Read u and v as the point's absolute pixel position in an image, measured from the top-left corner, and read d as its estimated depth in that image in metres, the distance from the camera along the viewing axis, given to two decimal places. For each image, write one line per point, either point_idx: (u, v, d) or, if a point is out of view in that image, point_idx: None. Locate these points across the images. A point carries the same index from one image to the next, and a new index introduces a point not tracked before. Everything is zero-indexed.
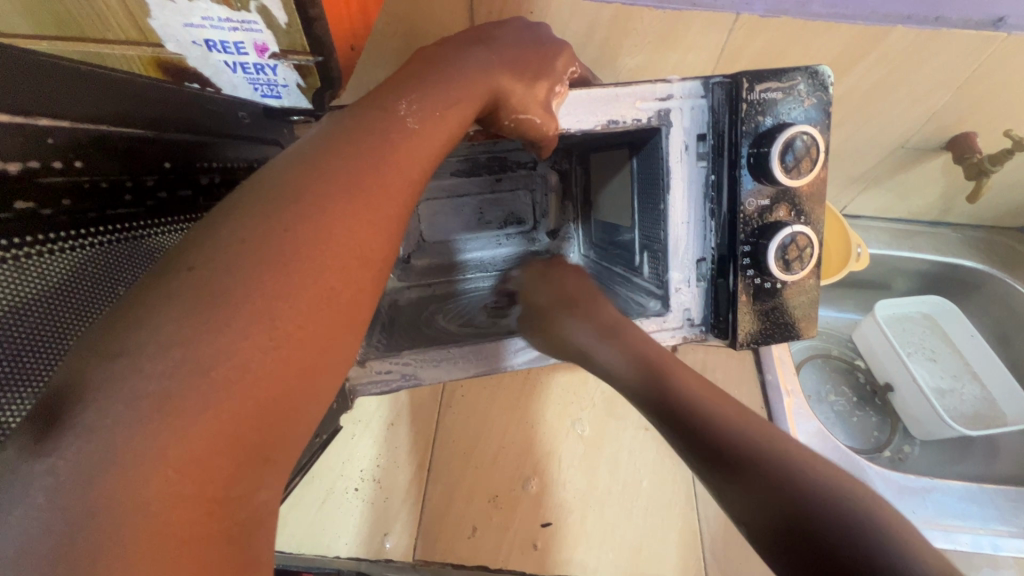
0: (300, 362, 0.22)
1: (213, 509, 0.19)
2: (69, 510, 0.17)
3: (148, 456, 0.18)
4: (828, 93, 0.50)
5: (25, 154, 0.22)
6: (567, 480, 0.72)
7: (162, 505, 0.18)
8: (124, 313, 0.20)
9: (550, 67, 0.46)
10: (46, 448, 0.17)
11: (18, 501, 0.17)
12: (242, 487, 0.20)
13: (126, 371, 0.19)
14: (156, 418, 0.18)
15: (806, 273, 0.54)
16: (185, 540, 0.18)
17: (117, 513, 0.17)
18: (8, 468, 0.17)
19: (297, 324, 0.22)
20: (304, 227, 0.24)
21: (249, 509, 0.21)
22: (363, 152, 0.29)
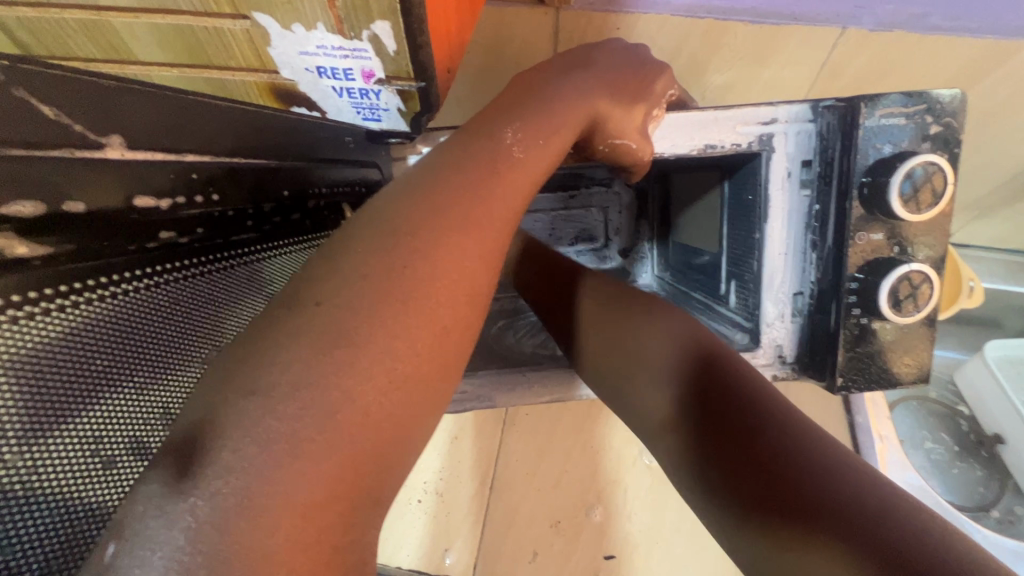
0: (411, 405, 0.22)
1: (330, 556, 0.19)
2: (203, 552, 0.17)
3: (278, 500, 0.18)
4: (958, 119, 0.45)
5: (173, 190, 0.24)
6: (632, 512, 0.69)
7: (288, 550, 0.18)
8: (254, 349, 0.20)
9: (649, 90, 0.44)
10: (187, 485, 0.18)
11: (158, 540, 0.17)
12: (353, 535, 0.20)
13: (260, 411, 0.19)
14: (287, 460, 0.18)
15: (922, 316, 0.49)
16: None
17: (247, 557, 0.17)
18: (148, 503, 0.18)
19: (413, 368, 0.22)
20: (419, 266, 0.23)
21: (360, 558, 0.20)
22: (473, 182, 0.28)
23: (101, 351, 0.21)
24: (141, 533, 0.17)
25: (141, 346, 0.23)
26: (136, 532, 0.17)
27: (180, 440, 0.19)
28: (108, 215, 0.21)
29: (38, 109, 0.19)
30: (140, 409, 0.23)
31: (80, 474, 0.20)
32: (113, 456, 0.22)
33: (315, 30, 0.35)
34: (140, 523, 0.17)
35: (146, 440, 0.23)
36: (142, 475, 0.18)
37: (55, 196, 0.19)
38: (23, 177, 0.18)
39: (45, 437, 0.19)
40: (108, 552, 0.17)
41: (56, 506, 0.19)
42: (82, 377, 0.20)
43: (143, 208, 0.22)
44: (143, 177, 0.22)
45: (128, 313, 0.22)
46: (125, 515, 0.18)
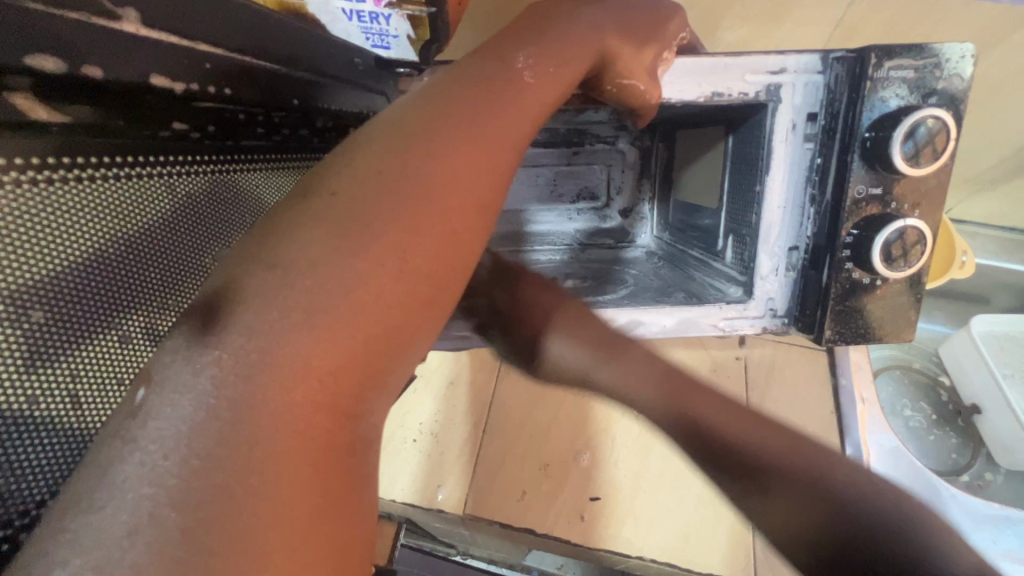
0: (420, 297, 0.23)
1: (341, 421, 0.20)
2: (229, 399, 0.18)
3: (296, 364, 0.19)
4: (968, 74, 0.45)
5: (187, 77, 0.24)
6: (619, 460, 0.71)
7: (302, 410, 0.19)
8: (275, 229, 0.21)
9: (661, 30, 0.44)
10: (211, 340, 0.19)
11: (185, 386, 0.18)
12: (362, 408, 0.21)
13: (281, 282, 0.20)
14: (305, 328, 0.19)
15: (912, 273, 0.50)
16: (317, 444, 0.19)
17: (267, 410, 0.18)
18: (176, 355, 0.19)
19: (422, 262, 0.23)
20: (431, 166, 0.24)
21: (367, 430, 0.21)
22: (481, 98, 0.28)
23: (116, 228, 0.22)
24: (170, 380, 0.18)
25: (156, 231, 0.24)
26: (166, 378, 0.18)
27: (205, 303, 0.20)
28: (126, 89, 0.21)
29: None
30: (152, 293, 0.24)
31: (97, 345, 0.22)
32: (126, 332, 0.23)
33: None
34: (169, 372, 0.18)
35: (158, 326, 0.24)
36: (170, 333, 0.19)
37: (76, 59, 0.19)
38: (48, 36, 0.18)
39: (65, 304, 0.20)
40: (139, 396, 0.18)
41: (78, 369, 0.21)
42: (100, 250, 0.22)
43: (158, 88, 0.22)
44: (159, 57, 0.22)
45: (139, 196, 0.23)
46: (154, 364, 0.19)
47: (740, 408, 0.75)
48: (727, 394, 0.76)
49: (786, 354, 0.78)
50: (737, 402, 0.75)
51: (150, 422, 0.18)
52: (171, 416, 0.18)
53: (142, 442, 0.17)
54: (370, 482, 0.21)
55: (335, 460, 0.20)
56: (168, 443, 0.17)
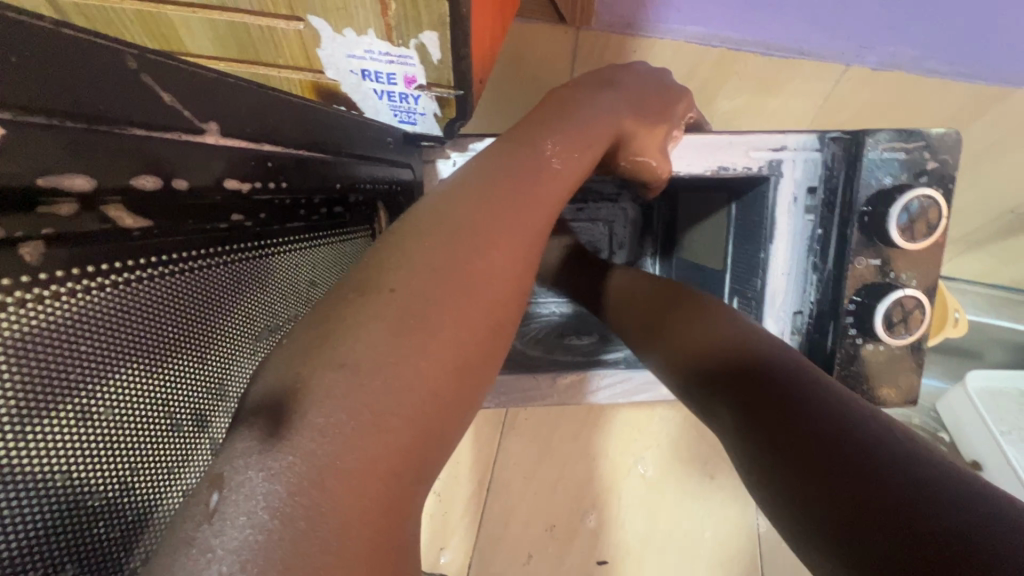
0: (465, 391, 0.23)
1: (397, 522, 0.20)
2: (303, 505, 0.18)
3: (360, 465, 0.19)
4: (954, 157, 0.48)
5: (251, 176, 0.25)
6: (626, 520, 0.70)
7: (364, 515, 0.19)
8: (337, 326, 0.21)
9: (671, 112, 0.47)
10: (285, 439, 0.19)
11: (261, 490, 0.18)
12: (413, 505, 0.21)
13: (345, 379, 0.20)
14: (370, 428, 0.20)
15: (914, 338, 0.52)
16: (378, 549, 0.19)
17: (335, 517, 0.18)
18: (248, 458, 0.18)
19: (471, 353, 0.24)
20: (477, 257, 0.25)
21: (416, 529, 0.21)
22: (516, 188, 0.30)
23: (175, 321, 0.23)
24: (240, 485, 0.18)
25: (206, 322, 0.25)
26: (238, 480, 0.18)
27: (274, 400, 0.20)
28: (199, 191, 0.22)
29: (159, 96, 0.20)
30: (200, 382, 0.24)
31: (155, 441, 0.22)
32: (180, 424, 0.23)
33: (366, 35, 0.38)
34: (239, 476, 0.18)
35: (205, 413, 0.25)
36: (239, 430, 0.19)
37: (166, 173, 0.20)
38: (143, 153, 0.19)
39: (133, 402, 0.21)
40: (213, 499, 0.18)
41: (142, 468, 0.21)
42: (159, 345, 0.22)
43: (228, 189, 0.24)
44: (231, 160, 0.24)
45: (195, 287, 0.24)
46: (224, 466, 0.18)
47: None
48: None
49: None
50: None
51: (224, 530, 0.17)
52: (244, 525, 0.17)
53: (219, 552, 0.16)
54: None
55: (393, 567, 0.19)
56: (244, 553, 0.17)
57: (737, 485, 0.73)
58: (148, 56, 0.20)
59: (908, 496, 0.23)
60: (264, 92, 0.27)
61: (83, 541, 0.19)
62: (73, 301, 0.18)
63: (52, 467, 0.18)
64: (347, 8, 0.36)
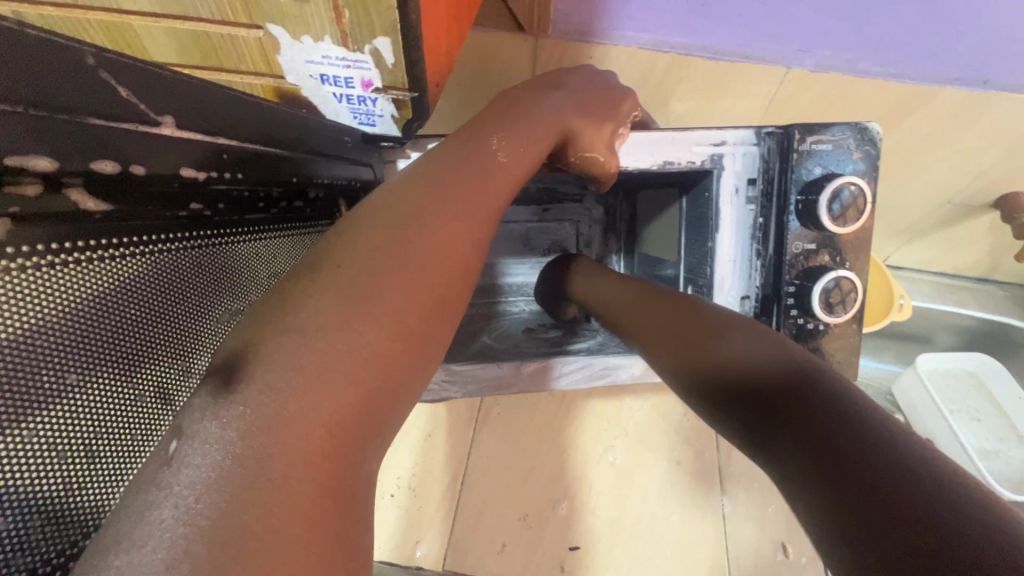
0: (410, 357, 0.26)
1: (343, 470, 0.22)
2: (252, 448, 0.20)
3: (307, 416, 0.22)
4: (877, 148, 0.52)
5: (208, 166, 0.27)
6: (597, 507, 0.73)
7: (310, 461, 0.21)
8: (286, 298, 0.24)
9: (616, 111, 0.50)
10: (238, 393, 0.21)
11: (214, 437, 0.20)
12: (360, 457, 0.23)
13: (293, 340, 0.23)
14: (317, 384, 0.22)
15: (849, 316, 0.55)
16: (324, 492, 0.21)
17: (282, 460, 0.21)
18: (204, 411, 0.21)
19: (417, 320, 0.26)
20: (423, 237, 0.28)
21: (365, 479, 0.24)
22: (462, 178, 0.33)
23: (138, 300, 0.25)
24: (197, 433, 0.20)
25: (169, 302, 0.26)
26: (194, 430, 0.21)
27: (230, 362, 0.22)
28: (156, 179, 0.24)
29: (116, 92, 0.22)
30: (164, 359, 0.26)
31: (121, 412, 0.24)
32: (146, 398, 0.25)
33: (323, 41, 0.40)
34: (196, 426, 0.21)
35: (170, 389, 0.27)
36: (198, 390, 0.22)
37: (123, 160, 0.22)
38: (102, 143, 0.21)
39: (94, 370, 0.22)
40: (172, 446, 0.20)
41: (104, 433, 0.23)
42: (123, 321, 0.24)
43: (185, 177, 0.26)
44: (187, 151, 0.26)
45: (156, 269, 0.26)
46: (183, 419, 0.21)
47: (711, 450, 0.78)
48: (699, 437, 0.78)
49: None
50: (708, 444, 0.78)
51: (181, 470, 0.20)
52: (200, 464, 0.20)
53: (176, 487, 0.19)
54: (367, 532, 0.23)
55: (338, 509, 0.22)
56: (198, 487, 0.19)
57: (703, 469, 0.76)
58: (105, 56, 0.22)
59: (931, 500, 0.24)
60: (217, 90, 0.29)
61: (43, 493, 0.20)
62: (41, 275, 0.20)
63: (23, 423, 0.19)
64: (303, 16, 0.38)
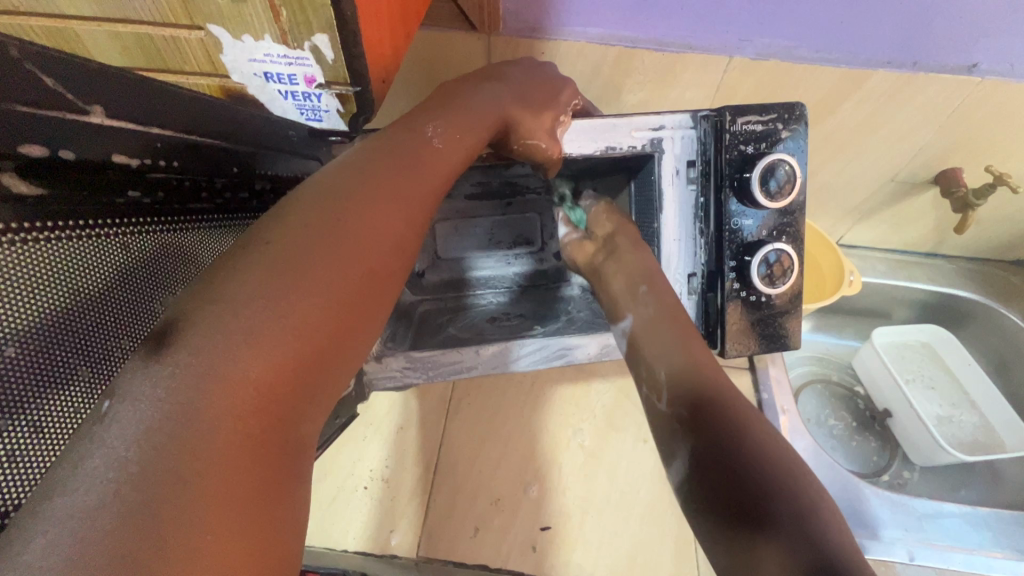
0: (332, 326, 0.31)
1: (270, 417, 0.28)
2: (180, 402, 0.26)
3: (237, 372, 0.27)
4: (806, 126, 0.55)
5: (141, 155, 0.31)
6: (567, 488, 0.75)
7: (240, 411, 0.27)
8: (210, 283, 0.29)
9: (556, 99, 0.52)
10: (166, 362, 0.26)
11: (142, 394, 0.25)
12: (290, 407, 0.29)
13: (224, 308, 0.28)
14: (246, 346, 0.28)
15: (789, 288, 0.58)
16: (253, 434, 0.27)
17: (214, 409, 0.26)
18: (134, 373, 0.26)
19: (337, 303, 0.31)
20: (345, 229, 0.33)
21: (298, 423, 0.30)
22: (392, 166, 0.37)
23: (80, 278, 0.28)
24: (129, 392, 0.25)
25: (110, 281, 0.30)
26: (126, 392, 0.25)
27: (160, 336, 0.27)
28: (89, 164, 0.28)
29: (43, 81, 0.25)
30: (105, 333, 0.30)
31: (62, 378, 0.27)
32: (86, 367, 0.29)
33: (263, 40, 0.42)
34: (128, 385, 0.26)
35: (111, 360, 0.30)
36: (133, 360, 0.27)
37: (52, 144, 0.26)
38: (35, 131, 0.25)
39: (33, 344, 0.25)
40: (105, 406, 0.25)
41: (43, 402, 0.26)
42: (64, 297, 0.27)
43: (118, 164, 0.30)
44: (118, 140, 0.29)
45: (98, 251, 0.29)
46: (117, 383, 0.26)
47: None
48: None
49: None
50: None
51: (110, 425, 0.24)
52: (131, 415, 0.25)
53: (106, 440, 0.24)
54: (298, 470, 0.29)
55: (267, 449, 0.27)
56: (128, 437, 0.24)
57: None
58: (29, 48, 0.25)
59: None
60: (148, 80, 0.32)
61: None
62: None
63: None
64: (241, 16, 0.40)
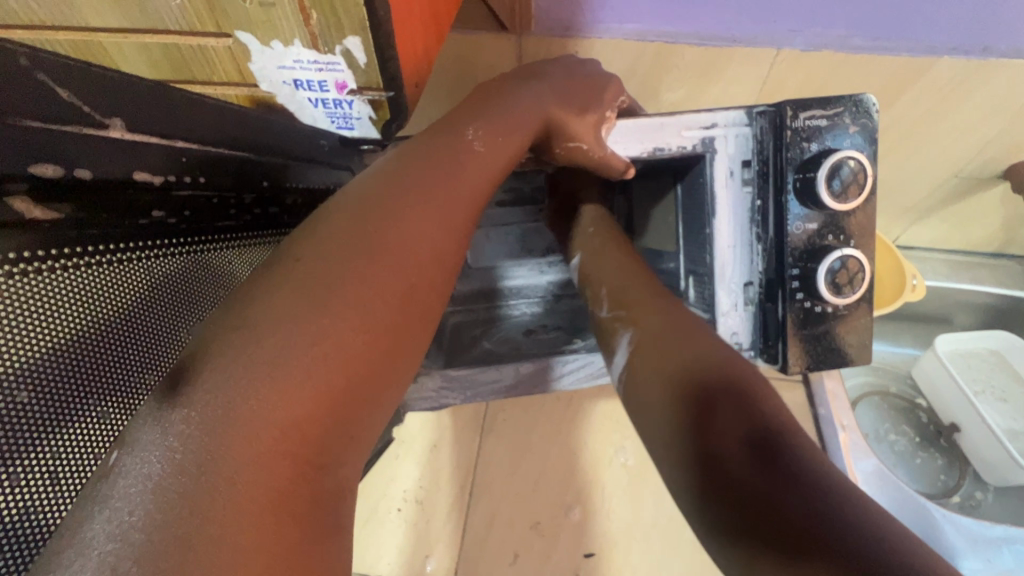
0: (370, 358, 0.28)
1: (298, 467, 0.25)
2: (195, 454, 0.23)
3: (260, 416, 0.25)
4: (873, 119, 0.50)
5: (165, 171, 0.29)
6: (610, 511, 0.70)
7: (263, 464, 0.24)
8: (230, 315, 0.26)
9: (599, 98, 0.48)
10: (178, 407, 0.24)
11: (155, 444, 0.23)
12: (324, 452, 0.26)
13: (246, 339, 0.25)
14: (271, 384, 0.25)
15: (858, 296, 0.53)
16: (278, 492, 0.24)
17: (233, 463, 0.24)
18: (148, 419, 0.24)
19: (372, 331, 0.28)
20: (381, 245, 0.30)
21: (331, 473, 0.27)
22: (432, 173, 0.34)
23: (103, 308, 0.26)
24: (141, 445, 0.23)
25: (136, 311, 0.28)
26: (137, 441, 0.24)
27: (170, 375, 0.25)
28: (107, 182, 0.26)
29: (58, 95, 0.25)
30: (130, 365, 0.28)
31: (84, 419, 0.25)
32: (109, 405, 0.27)
33: (292, 45, 0.39)
34: (141, 434, 0.24)
35: (136, 395, 0.28)
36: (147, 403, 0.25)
37: (67, 164, 0.24)
38: (45, 149, 0.23)
39: (47, 388, 0.23)
40: (114, 458, 0.23)
41: (54, 450, 0.24)
42: (87, 330, 0.25)
43: (139, 182, 0.28)
44: (139, 157, 0.28)
45: (123, 278, 0.27)
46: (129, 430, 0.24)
47: None
48: None
49: None
50: None
51: (119, 482, 0.23)
52: (142, 471, 0.23)
53: (112, 501, 0.22)
54: (332, 530, 0.26)
55: (293, 507, 0.25)
56: (133, 500, 0.22)
57: None
58: (41, 58, 0.24)
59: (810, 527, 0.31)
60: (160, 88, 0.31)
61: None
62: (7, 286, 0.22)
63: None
64: (270, 20, 0.37)
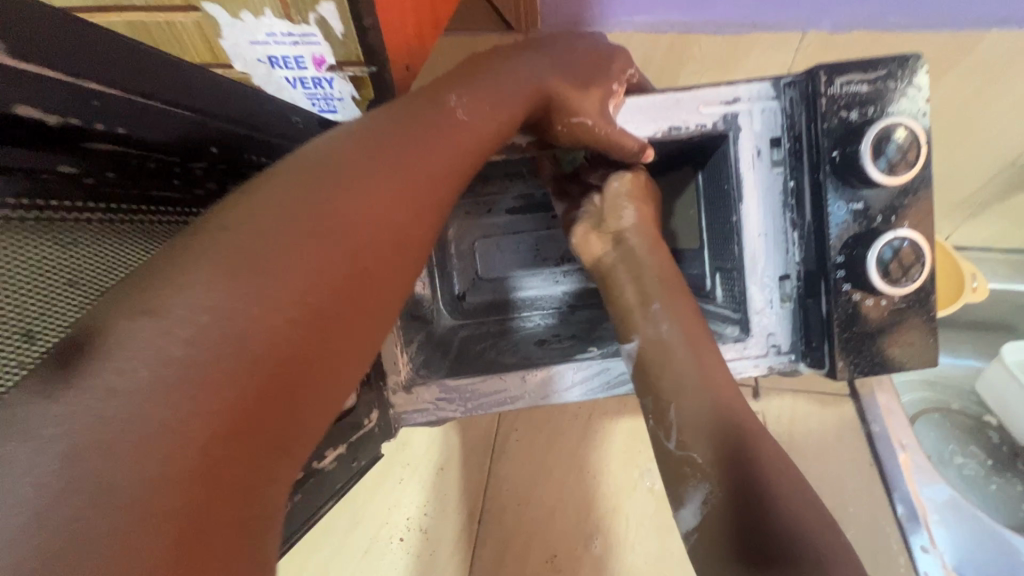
0: (312, 343, 0.24)
1: (217, 473, 0.21)
2: (83, 461, 0.19)
3: (167, 409, 0.20)
4: (922, 80, 0.44)
5: (66, 111, 0.26)
6: (635, 543, 0.63)
7: (170, 470, 0.20)
8: (151, 291, 0.22)
9: (607, 73, 0.44)
10: (78, 398, 0.20)
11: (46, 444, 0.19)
12: (253, 454, 0.22)
13: (157, 319, 0.21)
14: (184, 371, 0.21)
15: (919, 286, 0.46)
16: (190, 504, 0.20)
17: (127, 470, 0.19)
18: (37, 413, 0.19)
19: (314, 311, 0.24)
20: (332, 212, 0.26)
21: (264, 479, 0.23)
22: (402, 139, 0.30)
23: None
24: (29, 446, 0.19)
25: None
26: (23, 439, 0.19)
27: (71, 354, 0.21)
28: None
29: None
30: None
31: None
32: None
33: (265, 16, 0.43)
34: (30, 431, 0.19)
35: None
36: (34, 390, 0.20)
37: None
38: None
39: None
40: None
41: None
42: None
43: (24, 116, 0.24)
44: (34, 92, 0.24)
45: None
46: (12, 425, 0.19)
47: None
48: None
49: (807, 404, 0.69)
50: None
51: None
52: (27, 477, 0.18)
53: None
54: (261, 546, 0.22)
55: (214, 522, 0.20)
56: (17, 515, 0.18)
57: None
58: None
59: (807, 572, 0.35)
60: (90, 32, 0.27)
61: None
62: None
63: None
64: None
